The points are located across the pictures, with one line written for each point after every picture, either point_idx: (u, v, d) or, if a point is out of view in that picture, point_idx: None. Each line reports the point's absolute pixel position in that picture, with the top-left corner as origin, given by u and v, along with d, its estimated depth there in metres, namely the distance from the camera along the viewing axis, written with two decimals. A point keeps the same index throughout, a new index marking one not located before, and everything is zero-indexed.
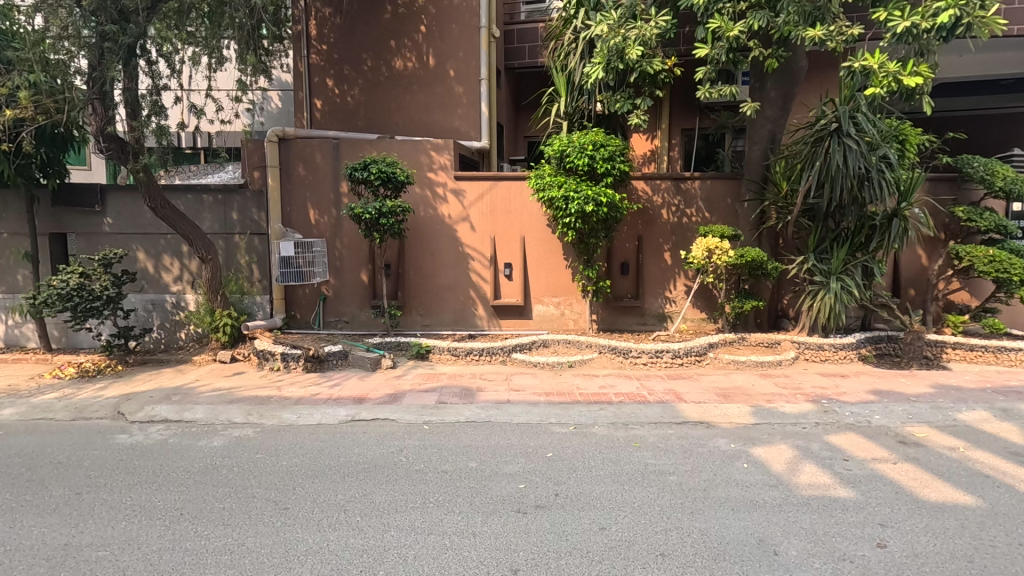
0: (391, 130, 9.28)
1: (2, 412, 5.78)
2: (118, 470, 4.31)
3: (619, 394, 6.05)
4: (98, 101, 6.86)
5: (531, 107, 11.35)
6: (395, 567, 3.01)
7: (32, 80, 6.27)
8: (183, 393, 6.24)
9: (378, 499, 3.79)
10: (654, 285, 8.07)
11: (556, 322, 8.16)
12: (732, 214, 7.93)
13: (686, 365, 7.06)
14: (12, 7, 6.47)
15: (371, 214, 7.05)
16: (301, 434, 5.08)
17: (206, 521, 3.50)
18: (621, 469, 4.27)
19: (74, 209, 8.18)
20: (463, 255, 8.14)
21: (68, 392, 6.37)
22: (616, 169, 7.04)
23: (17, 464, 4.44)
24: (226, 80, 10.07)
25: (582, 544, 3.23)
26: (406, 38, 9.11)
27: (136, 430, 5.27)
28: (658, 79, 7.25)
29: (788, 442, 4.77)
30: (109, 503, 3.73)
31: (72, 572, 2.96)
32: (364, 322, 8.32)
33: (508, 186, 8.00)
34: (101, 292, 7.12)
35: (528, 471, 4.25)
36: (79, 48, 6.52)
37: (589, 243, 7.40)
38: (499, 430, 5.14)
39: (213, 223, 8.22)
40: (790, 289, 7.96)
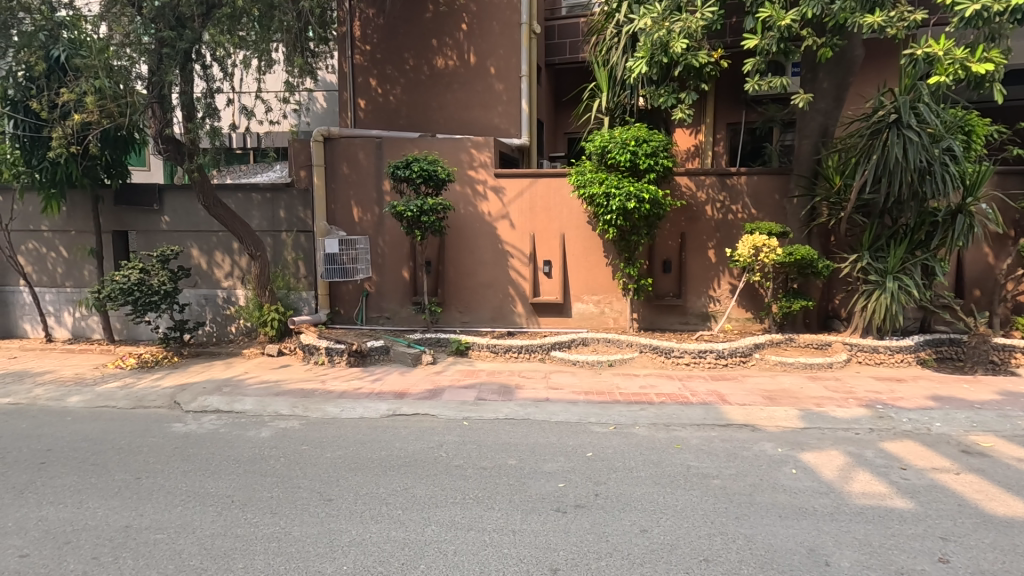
0: (432, 128, 9.38)
1: (70, 399, 6.15)
2: (174, 457, 4.52)
3: (661, 395, 5.95)
4: (157, 105, 7.21)
5: (571, 102, 11.26)
6: (436, 561, 3.04)
7: (98, 86, 6.56)
8: (234, 384, 6.50)
9: (418, 493, 3.84)
10: (698, 284, 7.88)
11: (596, 320, 8.08)
12: (781, 210, 7.65)
13: (730, 366, 6.87)
14: (80, 18, 6.93)
15: (413, 212, 7.14)
16: (344, 427, 5.21)
17: (255, 509, 3.62)
18: (662, 471, 4.18)
19: (134, 208, 8.62)
20: (503, 252, 8.15)
21: (128, 382, 6.72)
22: (659, 165, 6.89)
23: (83, 448, 4.72)
24: (274, 82, 10.38)
25: (622, 545, 3.18)
26: (448, 37, 9.18)
27: (190, 419, 5.52)
28: (704, 71, 7.04)
29: (840, 448, 4.58)
30: (166, 488, 3.92)
31: (132, 553, 3.12)
32: (405, 319, 8.43)
33: (548, 183, 7.95)
34: (159, 287, 7.48)
35: (568, 470, 4.22)
36: (140, 54, 6.82)
37: (630, 241, 7.28)
38: (537, 429, 5.12)
39: (262, 221, 8.51)
40: (842, 289, 7.64)
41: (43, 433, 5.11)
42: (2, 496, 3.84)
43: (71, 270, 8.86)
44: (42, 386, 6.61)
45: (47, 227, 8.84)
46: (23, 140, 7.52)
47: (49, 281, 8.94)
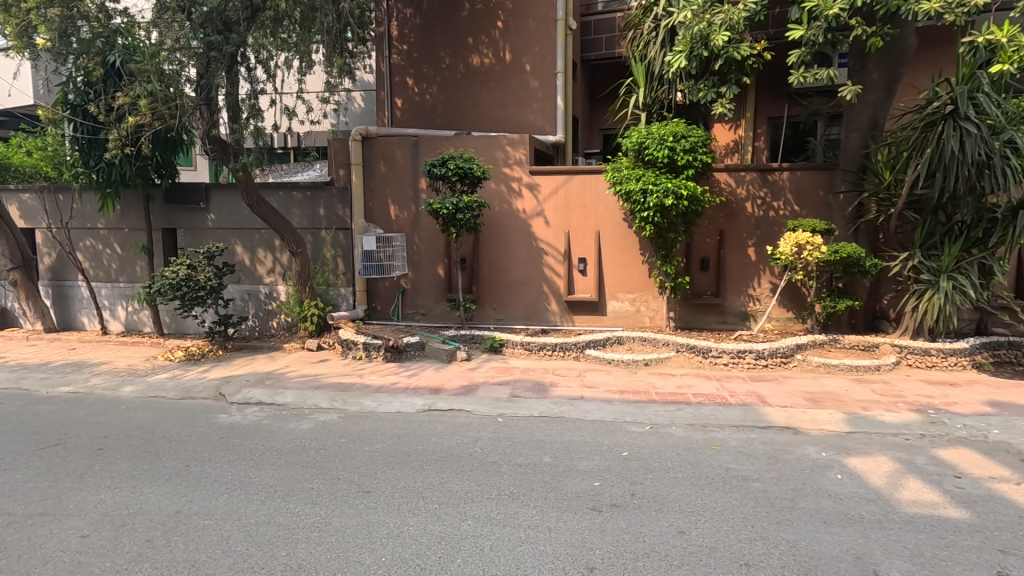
0: (468, 126, 9.43)
1: (124, 389, 6.45)
2: (221, 446, 4.69)
3: (698, 395, 5.84)
4: (205, 107, 7.47)
5: (607, 99, 11.15)
6: (472, 555, 3.06)
7: (151, 90, 6.76)
8: (275, 377, 6.70)
9: (454, 488, 3.87)
10: (736, 283, 7.69)
11: (631, 319, 7.98)
12: (826, 207, 7.39)
13: (770, 367, 6.69)
14: (133, 25, 7.14)
15: (448, 210, 7.21)
16: (381, 421, 5.31)
17: (297, 499, 3.72)
18: (700, 473, 4.11)
19: (182, 207, 8.97)
20: (538, 249, 8.14)
21: (177, 373, 7.01)
22: (698, 161, 6.77)
23: (136, 436, 4.95)
24: (315, 82, 10.63)
25: (660, 546, 3.14)
26: (483, 35, 9.20)
27: (235, 410, 5.71)
28: (745, 64, 6.86)
29: (888, 453, 4.41)
30: (213, 476, 4.07)
31: (183, 537, 3.25)
32: (440, 315, 8.52)
33: (583, 179, 7.90)
34: (205, 282, 7.76)
35: (603, 469, 4.18)
36: (189, 58, 7.07)
37: (668, 238, 7.16)
38: (572, 427, 5.10)
39: (302, 219, 8.72)
40: (890, 288, 7.34)
41: (100, 420, 5.38)
42: (63, 479, 4.06)
43: (125, 266, 9.29)
44: (99, 376, 6.96)
45: (103, 225, 9.28)
46: (82, 142, 8.00)
47: (104, 276, 9.40)
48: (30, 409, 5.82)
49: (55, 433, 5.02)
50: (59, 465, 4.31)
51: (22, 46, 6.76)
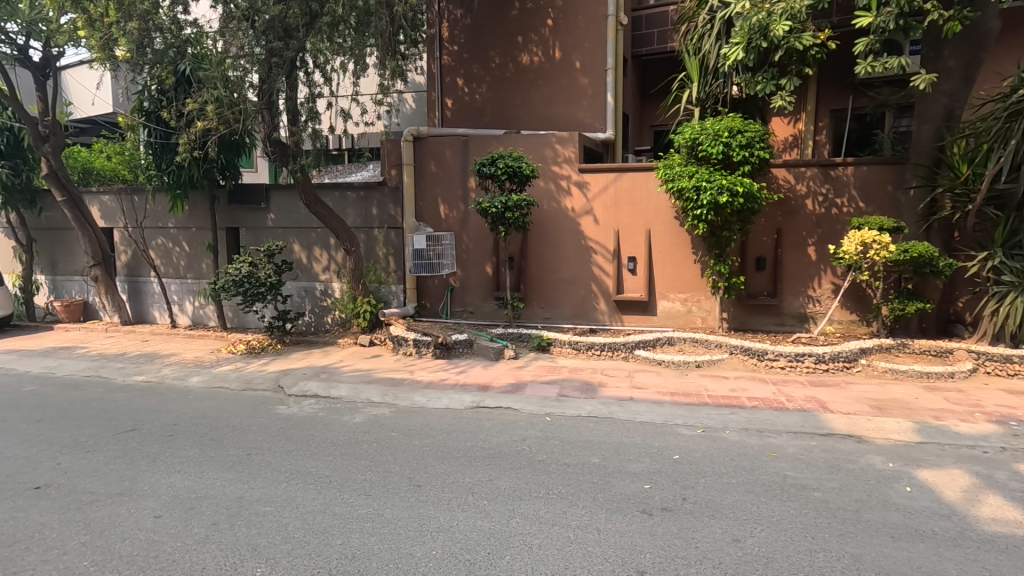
0: (516, 124, 9.45)
1: (191, 379, 6.84)
2: (280, 436, 4.90)
3: (753, 399, 5.65)
4: (267, 111, 7.72)
5: (659, 94, 10.93)
6: (521, 553, 3.07)
7: (216, 96, 7.19)
8: (330, 371, 6.93)
9: (503, 485, 3.89)
10: (795, 283, 7.37)
11: (682, 319, 7.80)
12: (894, 203, 6.99)
13: (832, 372, 6.38)
14: (201, 36, 7.45)
15: (497, 208, 7.24)
16: (431, 416, 5.40)
17: (351, 490, 3.84)
18: (756, 479, 3.96)
19: (245, 207, 9.39)
20: (586, 248, 8.07)
21: (239, 365, 7.37)
22: (754, 156, 6.55)
23: (203, 424, 5.23)
24: (368, 84, 10.91)
25: (714, 553, 3.05)
26: (533, 33, 9.19)
27: (292, 402, 5.95)
28: (808, 55, 6.55)
29: (963, 466, 4.13)
30: (273, 465, 4.25)
31: (246, 522, 3.40)
32: (487, 313, 8.58)
33: (633, 177, 7.77)
34: (266, 279, 8.10)
35: (653, 472, 4.11)
36: (253, 64, 7.35)
37: (722, 237, 6.95)
38: (621, 428, 5.03)
39: (356, 218, 8.97)
40: (967, 290, 6.87)
41: (170, 408, 5.72)
42: (138, 462, 4.33)
43: (192, 263, 9.82)
44: (169, 366, 7.41)
45: (173, 224, 9.83)
46: (155, 146, 8.61)
47: (174, 272, 9.97)
48: (108, 395, 6.25)
49: (131, 419, 5.37)
50: (134, 448, 4.61)
51: (104, 57, 7.25)
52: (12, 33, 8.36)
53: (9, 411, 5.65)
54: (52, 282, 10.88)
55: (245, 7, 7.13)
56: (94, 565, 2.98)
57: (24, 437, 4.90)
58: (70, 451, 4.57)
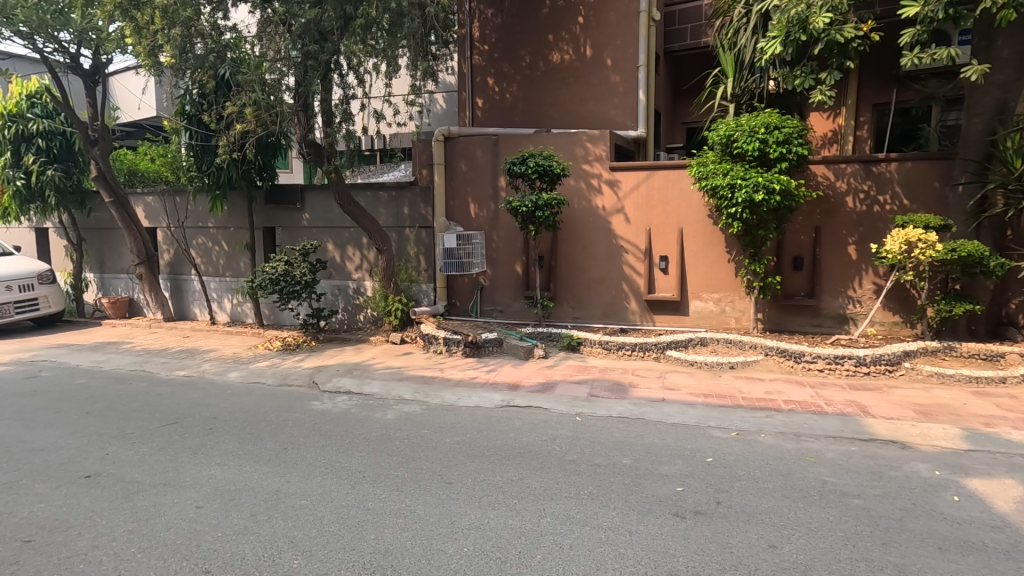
0: (547, 123, 9.42)
1: (230, 375, 7.05)
2: (314, 431, 5.01)
3: (790, 402, 5.50)
4: (302, 113, 7.90)
5: (692, 91, 10.75)
6: (552, 553, 3.06)
7: (254, 99, 7.32)
8: (362, 368, 7.05)
9: (533, 485, 3.89)
10: (834, 283, 7.15)
11: (716, 320, 7.65)
12: (941, 200, 6.71)
13: (873, 375, 6.17)
14: (241, 40, 7.61)
15: (528, 207, 7.24)
16: (462, 414, 5.44)
17: (384, 485, 3.89)
18: (793, 485, 3.86)
19: (281, 207, 9.63)
20: (617, 247, 8.00)
21: (275, 362, 7.56)
22: (792, 153, 6.37)
23: (242, 418, 5.39)
24: (400, 85, 11.04)
25: (750, 559, 2.99)
26: (564, 31, 9.15)
27: (327, 398, 6.07)
28: (849, 47, 6.34)
29: (1017, 477, 3.93)
30: (308, 459, 4.35)
31: (283, 515, 3.49)
32: (517, 312, 8.59)
33: (666, 175, 7.67)
34: (301, 277, 8.28)
35: (686, 475, 4.04)
36: (289, 68, 7.45)
37: (757, 236, 6.79)
38: (653, 429, 4.96)
39: (388, 217, 9.09)
40: (1020, 291, 6.56)
41: (210, 402, 5.91)
42: (180, 454, 4.49)
43: (231, 262, 10.11)
44: (209, 362, 7.65)
45: (213, 224, 10.14)
46: (196, 148, 8.91)
47: (213, 271, 10.28)
48: (153, 389, 6.50)
49: (174, 413, 5.56)
50: (177, 441, 4.77)
51: (150, 64, 7.53)
52: (65, 42, 8.73)
53: (62, 403, 5.93)
54: (100, 279, 11.36)
55: (282, 11, 7.28)
56: (140, 552, 3.10)
57: (76, 428, 5.14)
58: (118, 442, 4.76)
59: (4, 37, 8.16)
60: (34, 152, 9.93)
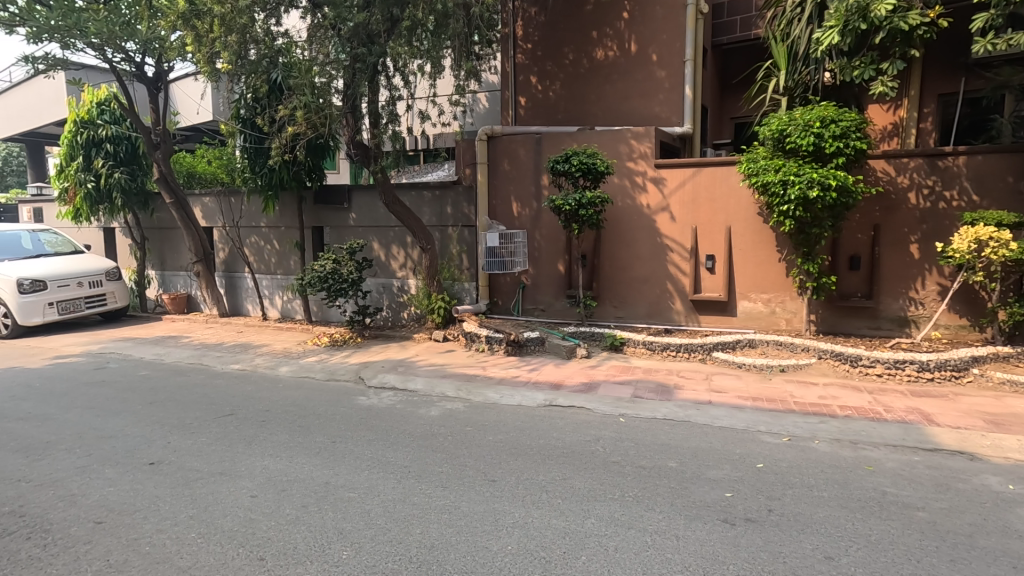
0: (590, 121, 9.33)
1: (281, 369, 7.29)
2: (361, 426, 5.13)
3: (846, 408, 5.27)
4: (350, 114, 8.08)
5: (740, 85, 10.43)
6: (598, 554, 3.03)
7: (305, 102, 7.50)
8: (407, 365, 7.17)
9: (577, 485, 3.86)
10: (894, 284, 6.80)
11: (765, 321, 7.41)
12: (1015, 196, 6.29)
13: (938, 381, 5.84)
14: (291, 45, 7.84)
15: (571, 206, 7.19)
16: (505, 412, 5.45)
17: (429, 481, 3.95)
18: (849, 494, 3.69)
19: (329, 207, 9.90)
20: (662, 246, 7.85)
21: (324, 357, 7.78)
22: (850, 147, 6.09)
23: (292, 411, 5.57)
24: (444, 86, 11.15)
25: (804, 570, 2.88)
26: (608, 27, 9.04)
27: (372, 394, 6.20)
28: (914, 35, 6.02)
29: None
30: (355, 453, 4.45)
31: (332, 506, 3.58)
32: (560, 311, 8.55)
33: (713, 172, 7.47)
34: (348, 275, 8.49)
35: (734, 480, 3.93)
36: (338, 71, 7.64)
37: (811, 234, 6.53)
38: (700, 432, 4.84)
39: (432, 216, 9.21)
40: None
41: (263, 395, 6.14)
42: (236, 445, 4.67)
43: (282, 260, 10.46)
44: (261, 356, 7.94)
45: (265, 224, 10.52)
46: (250, 151, 9.27)
47: (265, 269, 10.66)
48: (210, 382, 6.79)
49: (229, 405, 5.80)
50: (233, 432, 4.98)
51: (209, 71, 7.86)
52: (131, 52, 9.22)
53: (128, 393, 6.27)
54: (161, 276, 11.97)
55: (331, 16, 7.43)
56: (200, 537, 3.24)
57: (140, 417, 5.42)
58: (179, 432, 5.00)
59: (77, 48, 8.68)
60: (103, 156, 10.61)
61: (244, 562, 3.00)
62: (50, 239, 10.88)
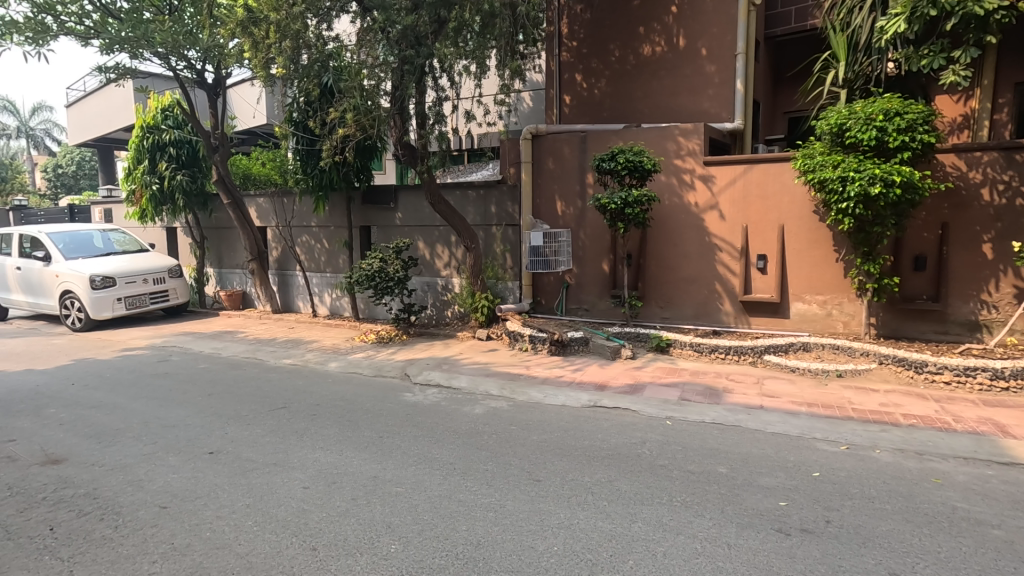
0: (636, 118, 9.18)
1: (330, 365, 7.50)
2: (407, 422, 5.21)
3: (910, 416, 4.99)
4: (398, 116, 8.23)
5: (795, 78, 10.04)
6: (645, 559, 2.97)
7: (354, 104, 7.68)
8: (451, 363, 7.24)
9: (623, 488, 3.79)
10: (964, 285, 6.40)
11: (821, 324, 7.11)
12: None
13: (1013, 391, 5.45)
14: (341, 49, 8.02)
15: (617, 204, 7.09)
16: (549, 412, 5.43)
17: (474, 478, 3.97)
18: (915, 508, 3.49)
19: (376, 207, 10.12)
20: (710, 245, 7.65)
21: (371, 354, 7.95)
22: (916, 141, 5.77)
23: (341, 406, 5.71)
24: (489, 85, 11.21)
25: None
26: (656, 22, 8.87)
27: (417, 391, 6.29)
28: (989, 20, 5.65)
29: None
30: (402, 448, 4.53)
31: (380, 500, 3.66)
32: (604, 311, 8.46)
33: (765, 168, 7.22)
34: (394, 274, 8.64)
35: (789, 488, 3.78)
36: (387, 73, 7.77)
37: (872, 233, 6.21)
38: (751, 438, 4.69)
39: (476, 215, 9.26)
40: None
41: (313, 390, 6.32)
42: (288, 437, 4.83)
43: (331, 258, 10.76)
44: (312, 352, 8.20)
45: (315, 224, 10.84)
46: (302, 153, 9.59)
47: (315, 267, 10.98)
48: (264, 375, 7.05)
49: (283, 398, 6.01)
50: (286, 424, 5.15)
51: (264, 76, 8.15)
52: (193, 60, 9.67)
53: (188, 385, 6.58)
54: (219, 274, 12.53)
55: (381, 18, 7.53)
56: (257, 525, 3.37)
57: (200, 408, 5.69)
58: (236, 423, 5.21)
59: (144, 58, 9.15)
60: (167, 159, 11.20)
61: (297, 551, 3.09)
62: (118, 238, 11.54)
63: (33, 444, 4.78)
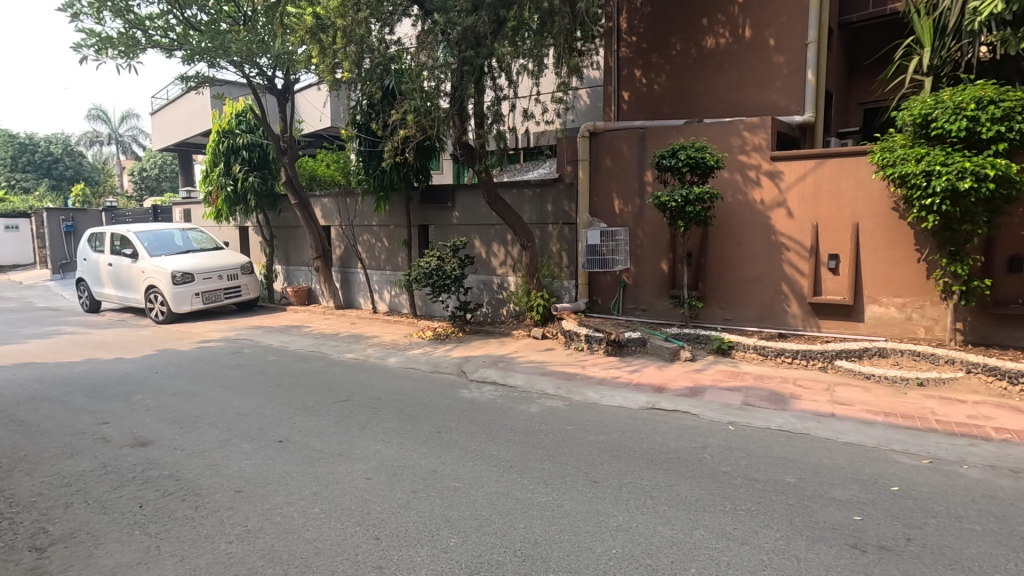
0: (698, 113, 8.92)
1: (390, 360, 7.71)
2: (464, 418, 5.28)
3: (1003, 430, 4.60)
4: (456, 117, 8.36)
5: (872, 66, 9.44)
6: (708, 568, 2.88)
7: (414, 106, 7.85)
8: (506, 361, 7.28)
9: (685, 494, 3.69)
10: None
11: (899, 328, 6.66)
12: None
13: None
14: (403, 52, 8.16)
15: (677, 202, 6.90)
16: (606, 413, 5.36)
17: (531, 477, 3.97)
18: (1010, 530, 3.21)
19: (434, 206, 10.31)
20: (777, 244, 7.32)
21: (428, 350, 8.12)
22: (1014, 131, 5.30)
23: (401, 400, 5.86)
24: (546, 83, 11.18)
25: None
26: (721, 13, 8.57)
27: (474, 388, 6.37)
28: None
29: None
30: (460, 444, 4.58)
31: (439, 494, 3.72)
32: (662, 311, 8.26)
33: (839, 163, 6.83)
34: (451, 272, 8.77)
35: (865, 502, 3.56)
36: (447, 74, 7.91)
37: (960, 231, 5.75)
38: (822, 447, 4.46)
39: (532, 214, 9.26)
40: None
41: (374, 384, 6.52)
42: (351, 429, 5.00)
43: (391, 256, 11.06)
44: (372, 347, 8.45)
45: (376, 223, 11.18)
46: (364, 154, 9.90)
47: (376, 264, 11.32)
48: (328, 369, 7.34)
49: (346, 391, 6.22)
50: (348, 417, 5.33)
51: (331, 80, 8.45)
52: (265, 67, 10.17)
53: (259, 376, 6.93)
54: (286, 271, 13.12)
55: (442, 21, 7.67)
56: (323, 512, 3.51)
57: (270, 398, 5.98)
58: (302, 413, 5.45)
59: (221, 66, 9.67)
60: (240, 162, 11.84)
61: (361, 540, 3.19)
62: (196, 236, 12.28)
63: (123, 427, 5.18)
